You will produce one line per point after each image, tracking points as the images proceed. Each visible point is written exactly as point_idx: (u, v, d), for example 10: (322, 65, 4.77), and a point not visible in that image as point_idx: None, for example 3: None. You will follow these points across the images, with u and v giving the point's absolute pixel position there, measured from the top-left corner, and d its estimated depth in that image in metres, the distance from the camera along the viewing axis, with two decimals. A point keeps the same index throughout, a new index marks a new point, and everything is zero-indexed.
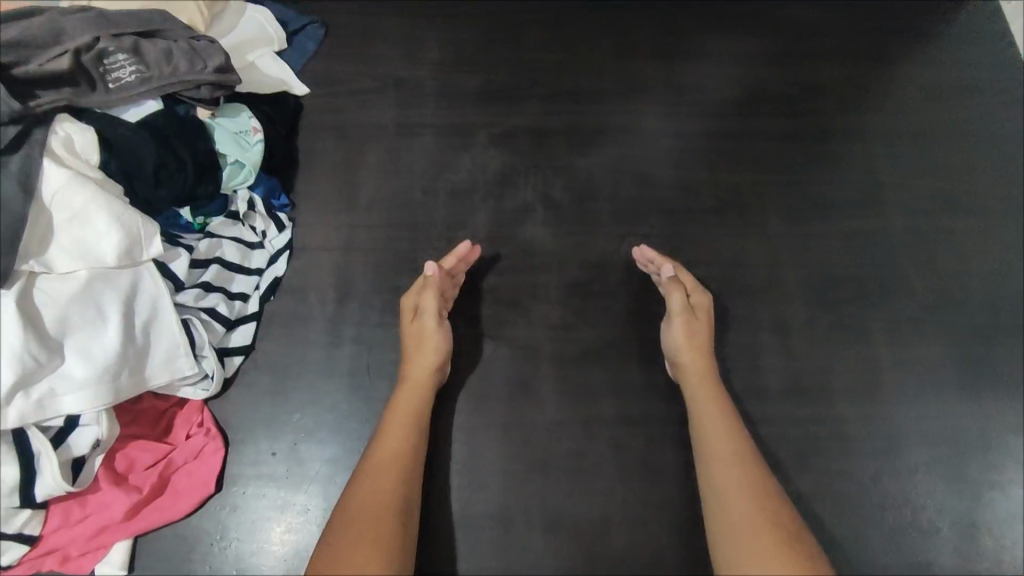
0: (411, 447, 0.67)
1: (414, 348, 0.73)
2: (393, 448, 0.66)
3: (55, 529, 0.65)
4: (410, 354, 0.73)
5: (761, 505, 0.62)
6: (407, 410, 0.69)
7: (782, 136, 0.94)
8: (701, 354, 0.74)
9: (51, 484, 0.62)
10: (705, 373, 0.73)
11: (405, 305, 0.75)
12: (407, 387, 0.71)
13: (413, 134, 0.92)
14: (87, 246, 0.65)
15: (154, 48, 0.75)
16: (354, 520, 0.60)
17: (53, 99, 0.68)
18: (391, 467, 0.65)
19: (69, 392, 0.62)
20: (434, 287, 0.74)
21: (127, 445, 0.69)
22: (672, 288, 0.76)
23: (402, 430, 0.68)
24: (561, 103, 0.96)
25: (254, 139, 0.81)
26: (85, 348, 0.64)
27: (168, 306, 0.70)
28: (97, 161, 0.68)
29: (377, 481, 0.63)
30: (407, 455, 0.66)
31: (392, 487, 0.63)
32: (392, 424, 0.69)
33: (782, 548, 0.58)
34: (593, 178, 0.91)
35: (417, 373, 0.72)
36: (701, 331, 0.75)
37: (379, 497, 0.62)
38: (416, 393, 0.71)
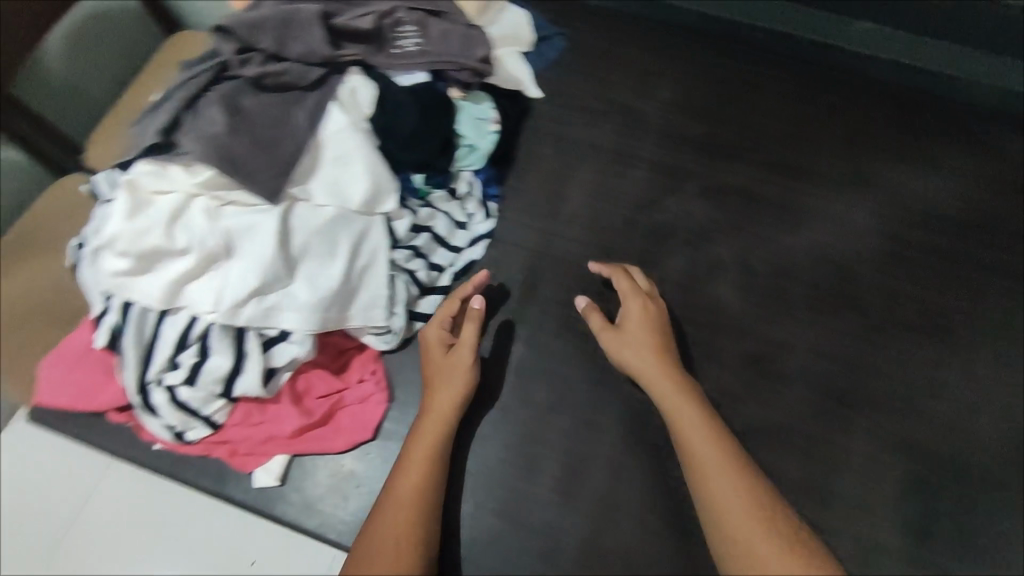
0: (439, 442, 0.69)
1: (437, 380, 0.73)
2: (428, 442, 0.69)
3: (234, 424, 0.72)
4: (435, 384, 0.72)
5: (778, 514, 0.58)
6: (434, 424, 0.70)
7: (1012, 273, 0.87)
8: (653, 352, 0.72)
9: (248, 384, 0.68)
10: (665, 370, 0.70)
11: (592, 317, 0.77)
12: (431, 412, 0.71)
13: (628, 163, 0.94)
14: (342, 186, 0.71)
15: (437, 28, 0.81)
16: (393, 516, 0.64)
17: (353, 52, 0.75)
18: (422, 460, 0.68)
19: (290, 309, 0.68)
20: (630, 285, 0.78)
21: (310, 371, 0.74)
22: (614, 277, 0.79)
23: (432, 421, 0.70)
24: (779, 174, 0.94)
25: (491, 129, 0.86)
26: (313, 274, 0.69)
27: (383, 258, 0.74)
28: (368, 114, 0.75)
29: (412, 476, 0.66)
30: (437, 452, 0.69)
31: (422, 500, 0.65)
32: (416, 436, 0.70)
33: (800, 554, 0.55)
34: (794, 256, 0.89)
35: (441, 404, 0.71)
36: (637, 341, 0.73)
37: (415, 495, 0.65)
38: (443, 420, 0.70)
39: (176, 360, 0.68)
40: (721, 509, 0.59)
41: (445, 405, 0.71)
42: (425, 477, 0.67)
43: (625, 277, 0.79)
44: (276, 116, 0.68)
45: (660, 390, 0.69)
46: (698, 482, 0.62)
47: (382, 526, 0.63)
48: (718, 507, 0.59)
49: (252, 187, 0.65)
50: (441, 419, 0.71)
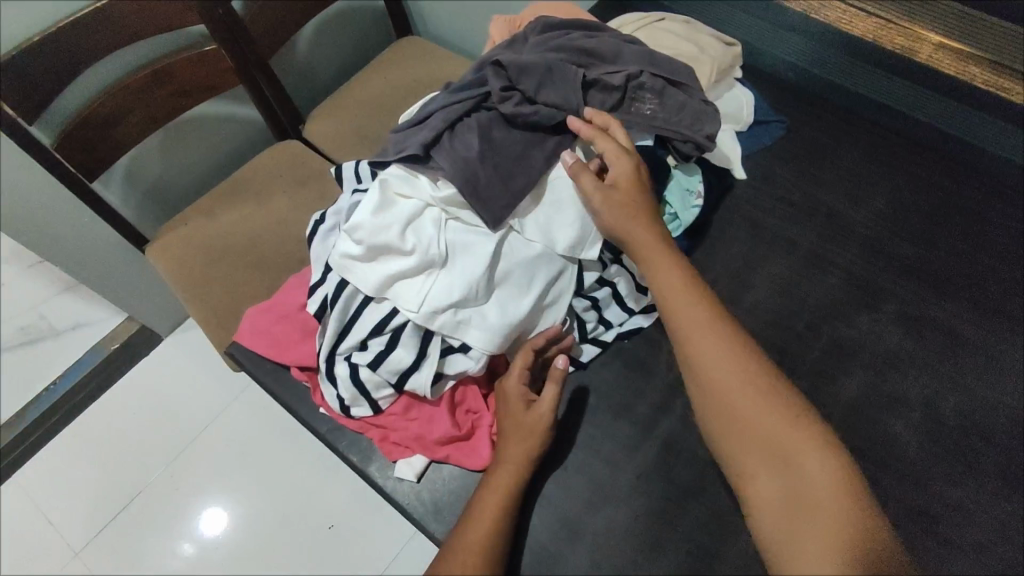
0: (513, 487, 0.72)
1: (514, 432, 0.74)
2: (503, 480, 0.72)
3: (392, 413, 0.77)
4: (510, 438, 0.74)
5: (835, 492, 0.56)
6: (505, 472, 0.72)
7: None
8: (687, 282, 0.68)
9: (420, 382, 0.74)
10: (687, 287, 0.68)
11: (581, 178, 0.72)
12: (505, 464, 0.73)
13: (822, 267, 0.91)
14: (553, 228, 0.75)
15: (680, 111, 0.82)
16: (463, 550, 0.67)
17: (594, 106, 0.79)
18: (497, 502, 0.70)
19: (476, 326, 0.72)
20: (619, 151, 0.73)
21: (469, 385, 0.79)
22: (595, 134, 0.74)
23: (511, 461, 0.73)
24: (992, 320, 0.86)
25: (693, 203, 0.88)
26: (505, 301, 0.73)
27: (565, 303, 0.77)
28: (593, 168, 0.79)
29: (486, 517, 0.69)
30: (506, 490, 0.71)
31: (489, 550, 0.68)
32: (491, 482, 0.72)
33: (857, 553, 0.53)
34: (994, 415, 0.80)
35: (515, 458, 0.73)
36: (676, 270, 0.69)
37: (487, 534, 0.68)
38: (513, 473, 0.72)
39: (367, 342, 0.74)
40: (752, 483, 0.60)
41: (516, 449, 0.73)
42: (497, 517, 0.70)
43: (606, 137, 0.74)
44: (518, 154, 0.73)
45: (705, 345, 0.64)
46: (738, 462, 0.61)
47: (452, 553, 0.67)
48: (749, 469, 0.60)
49: (480, 211, 0.70)
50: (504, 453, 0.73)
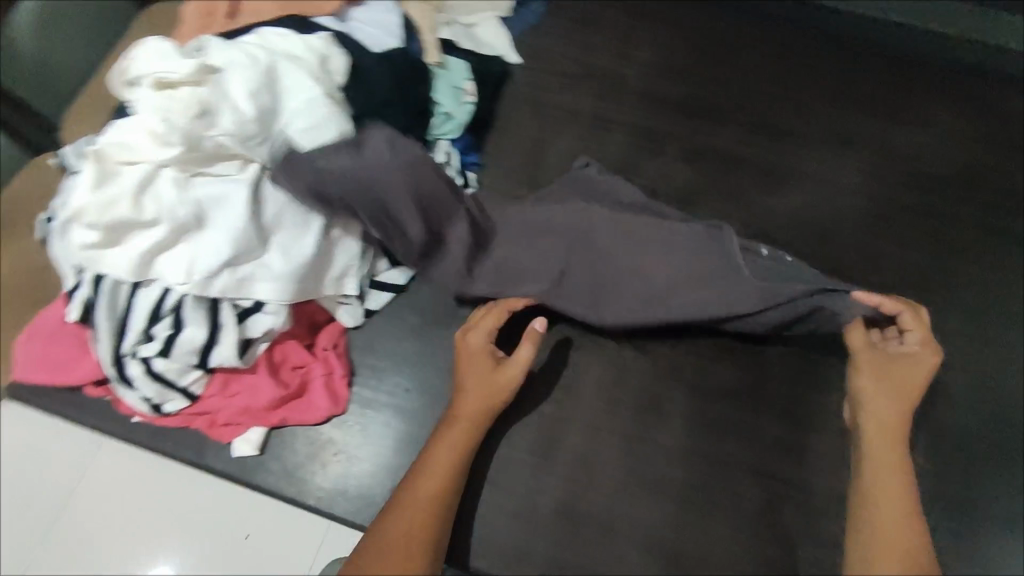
0: (464, 456, 0.69)
1: (478, 385, 0.71)
2: (450, 447, 0.68)
3: (211, 395, 0.73)
4: (465, 389, 0.71)
5: (905, 513, 0.62)
6: (471, 423, 0.70)
7: (992, 230, 0.87)
8: (895, 416, 0.67)
9: (225, 355, 0.69)
10: (892, 430, 0.67)
11: (852, 334, 0.72)
12: (468, 416, 0.70)
13: (607, 128, 0.93)
14: None
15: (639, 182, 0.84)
16: (411, 501, 0.64)
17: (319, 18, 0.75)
18: (452, 457, 0.68)
19: (263, 280, 0.68)
20: (865, 341, 0.71)
21: (286, 341, 0.75)
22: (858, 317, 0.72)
23: (463, 426, 0.69)
24: (762, 136, 0.93)
25: (466, 99, 0.85)
26: (286, 245, 0.69)
27: (356, 231, 0.74)
28: (341, 83, 0.72)
29: (438, 469, 0.67)
30: (459, 459, 0.68)
31: (439, 498, 0.65)
32: (451, 430, 0.69)
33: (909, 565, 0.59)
34: (774, 219, 0.89)
35: (476, 409, 0.70)
36: (880, 403, 0.68)
37: (440, 484, 0.66)
38: (473, 423, 0.70)
39: (150, 331, 0.67)
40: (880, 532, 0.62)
41: (467, 407, 0.70)
42: (443, 484, 0.66)
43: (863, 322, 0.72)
44: (254, 83, 0.65)
45: (879, 478, 0.65)
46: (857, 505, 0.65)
47: (398, 508, 0.64)
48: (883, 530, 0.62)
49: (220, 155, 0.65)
50: (468, 422, 0.70)
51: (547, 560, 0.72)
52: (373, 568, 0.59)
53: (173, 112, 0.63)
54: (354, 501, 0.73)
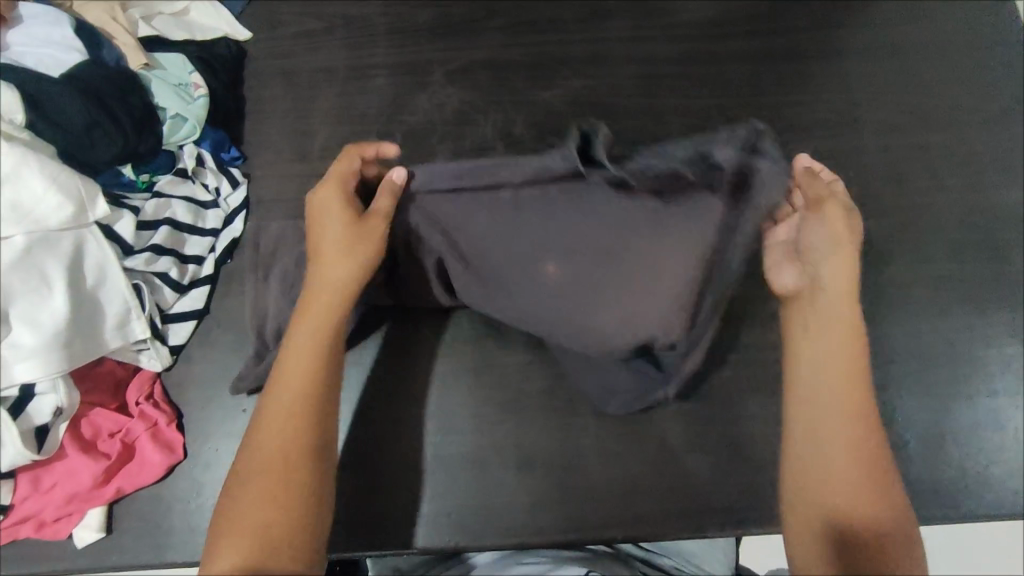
0: (322, 361, 0.64)
1: (324, 250, 0.67)
2: (298, 371, 0.63)
3: (25, 497, 0.66)
4: (322, 264, 0.67)
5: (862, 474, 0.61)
6: (319, 305, 0.66)
7: (752, 56, 0.90)
8: (844, 303, 0.67)
9: (14, 453, 0.62)
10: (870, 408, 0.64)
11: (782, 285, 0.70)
12: (317, 294, 0.66)
13: (365, 75, 0.88)
14: (25, 209, 0.62)
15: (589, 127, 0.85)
16: (277, 421, 0.61)
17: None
18: (307, 359, 0.64)
19: (19, 361, 0.61)
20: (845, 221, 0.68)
21: (91, 412, 0.68)
22: (804, 193, 0.68)
23: (320, 319, 0.65)
24: (520, 35, 0.91)
25: (196, 94, 0.78)
26: (31, 316, 0.62)
27: (117, 270, 0.67)
28: (23, 120, 0.64)
29: (301, 368, 0.63)
30: (315, 364, 0.64)
31: (306, 410, 0.62)
32: (303, 320, 0.66)
33: (868, 478, 0.61)
34: (557, 112, 0.87)
35: (320, 291, 0.66)
36: (831, 290, 0.67)
37: (302, 380, 0.63)
38: (328, 306, 0.66)
39: None
40: (805, 479, 0.62)
41: (329, 302, 0.66)
42: (295, 410, 0.62)
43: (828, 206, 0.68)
44: None
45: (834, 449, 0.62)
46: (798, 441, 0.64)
47: (264, 433, 0.61)
48: (852, 449, 0.62)
49: None
50: (321, 308, 0.66)
51: (436, 518, 0.70)
52: (228, 543, 0.56)
53: None
54: None
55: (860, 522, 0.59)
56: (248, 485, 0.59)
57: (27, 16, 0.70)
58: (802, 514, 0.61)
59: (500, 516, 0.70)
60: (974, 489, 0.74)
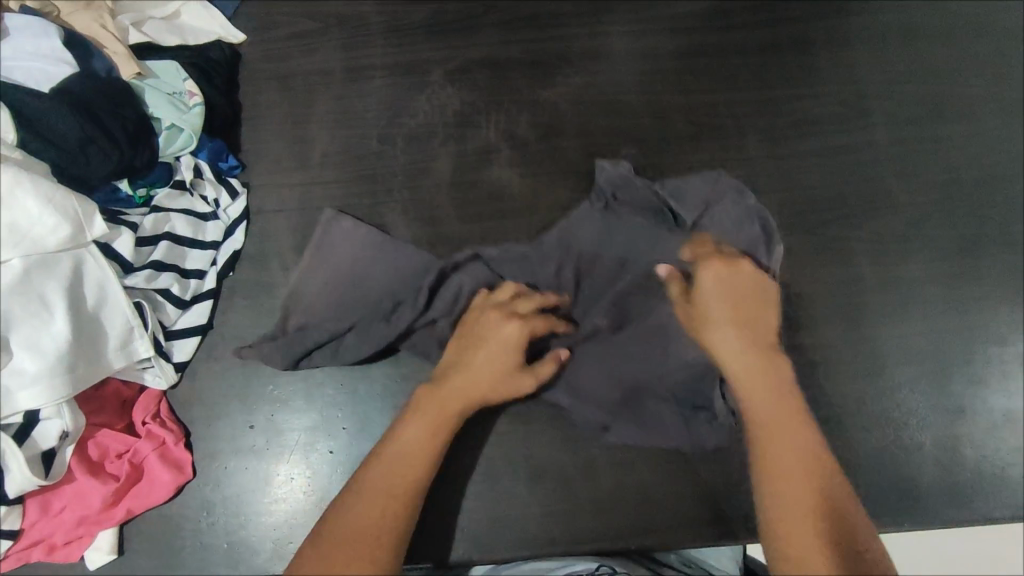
0: (434, 454, 0.62)
1: (478, 347, 0.67)
2: (416, 449, 0.62)
3: (35, 522, 0.65)
4: (476, 353, 0.67)
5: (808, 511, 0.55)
6: (464, 394, 0.65)
7: (758, 48, 0.87)
8: (733, 330, 0.67)
9: (22, 478, 0.61)
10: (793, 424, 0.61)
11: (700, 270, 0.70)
12: (467, 384, 0.65)
13: (363, 77, 0.85)
14: (22, 232, 0.60)
15: (689, 181, 0.80)
16: (377, 490, 0.59)
17: None
18: (427, 441, 0.62)
19: (22, 388, 0.60)
20: (716, 275, 0.69)
21: (97, 434, 0.67)
22: (673, 275, 0.72)
23: (436, 412, 0.63)
24: (520, 30, 0.88)
25: (192, 102, 0.76)
26: (32, 341, 0.61)
27: (118, 289, 0.66)
28: (15, 140, 0.62)
29: (416, 446, 0.62)
30: (433, 455, 0.62)
31: (402, 490, 0.59)
32: (433, 401, 0.64)
33: (814, 499, 0.56)
34: (561, 111, 0.85)
35: (477, 376, 0.65)
36: (716, 326, 0.67)
37: (419, 460, 0.61)
38: (468, 395, 0.65)
39: None
40: (792, 497, 0.56)
41: (473, 392, 0.65)
42: (397, 488, 0.59)
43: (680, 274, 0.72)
44: None
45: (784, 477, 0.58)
46: (763, 457, 0.60)
47: (360, 497, 0.58)
48: (790, 448, 0.59)
49: None
50: (456, 399, 0.65)
51: (450, 532, 0.70)
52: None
53: None
54: (238, 557, 0.69)
55: (813, 534, 0.54)
56: (332, 546, 0.55)
57: (13, 27, 0.67)
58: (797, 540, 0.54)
59: (514, 527, 0.70)
60: (988, 489, 0.73)
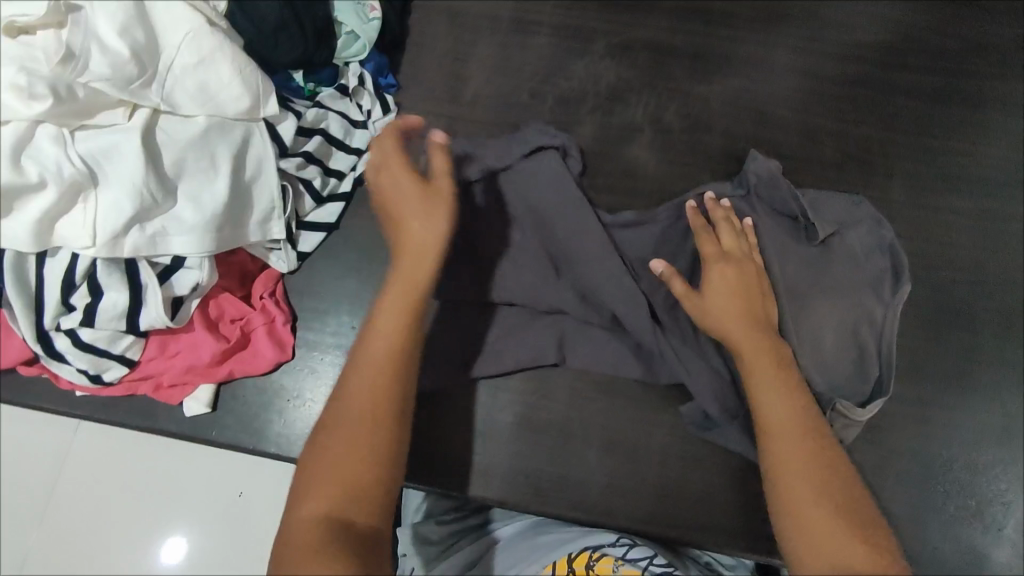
0: (392, 370, 0.56)
1: (404, 220, 0.60)
2: (365, 377, 0.56)
3: (151, 359, 0.70)
4: (405, 225, 0.60)
5: (816, 493, 0.55)
6: (398, 300, 0.58)
7: (925, 93, 0.85)
8: (735, 308, 0.67)
9: (154, 316, 0.67)
10: (795, 407, 0.61)
11: (704, 243, 0.72)
12: (393, 290, 0.58)
13: (528, 31, 0.88)
14: (211, 94, 0.65)
15: (830, 201, 0.78)
16: (344, 418, 0.54)
17: None
18: (375, 364, 0.56)
19: (178, 233, 0.64)
20: (718, 255, 0.71)
21: (220, 295, 0.72)
22: (699, 239, 0.73)
23: (400, 296, 0.58)
24: (689, 21, 0.88)
25: (372, 16, 0.79)
26: (196, 193, 0.65)
27: (273, 170, 0.70)
28: (223, 11, 0.68)
29: (366, 378, 0.56)
30: (390, 389, 0.56)
31: (374, 420, 0.54)
32: (385, 318, 0.58)
33: (831, 482, 0.56)
34: (711, 108, 0.85)
35: (410, 274, 0.58)
36: (717, 310, 0.67)
37: (376, 377, 0.56)
38: (408, 288, 0.58)
39: (68, 302, 0.64)
40: (796, 469, 0.57)
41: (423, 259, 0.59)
42: (369, 420, 0.54)
43: (712, 241, 0.72)
44: (123, 18, 0.60)
45: (797, 462, 0.57)
46: (766, 432, 0.61)
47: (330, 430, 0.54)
48: (770, 419, 0.61)
49: (97, 83, 0.59)
50: (400, 301, 0.58)
51: (516, 476, 0.72)
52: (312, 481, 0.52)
53: (36, 61, 0.58)
54: None
55: (819, 508, 0.54)
56: (319, 478, 0.52)
57: None
58: (801, 515, 0.55)
59: (577, 490, 0.71)
60: None
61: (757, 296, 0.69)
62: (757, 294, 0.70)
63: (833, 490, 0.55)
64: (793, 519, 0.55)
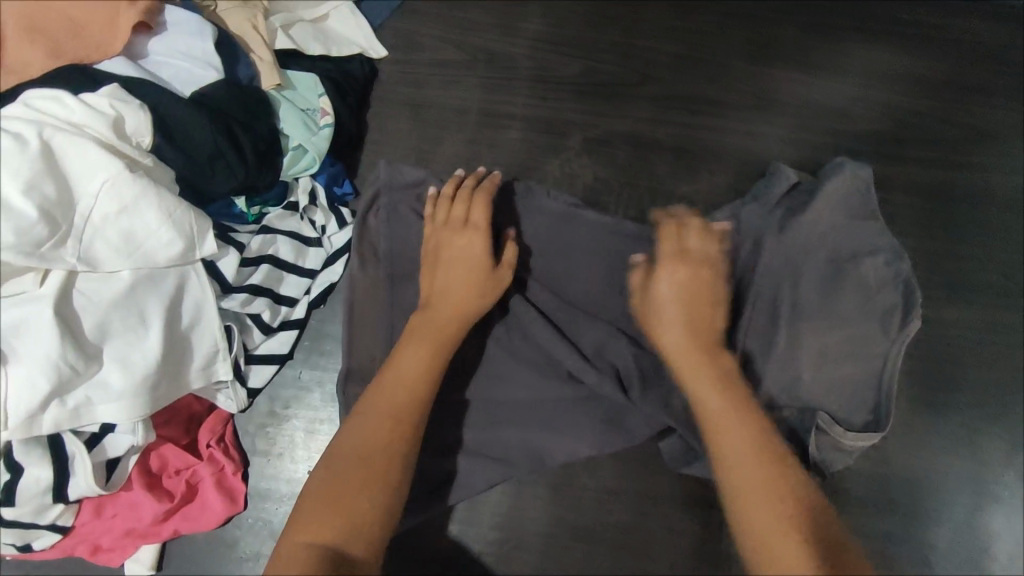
0: (411, 399, 0.59)
1: (437, 255, 0.67)
2: (383, 397, 0.59)
3: (86, 522, 0.64)
4: (430, 261, 0.67)
5: (766, 507, 0.52)
6: (444, 317, 0.63)
7: (929, 188, 0.79)
8: (685, 329, 0.61)
9: (85, 485, 0.60)
10: (729, 410, 0.57)
11: (664, 241, 0.66)
12: (423, 323, 0.63)
13: (498, 125, 0.81)
14: (137, 244, 0.58)
15: (848, 286, 0.70)
16: (357, 440, 0.56)
17: (132, 71, 0.62)
18: (396, 384, 0.59)
19: (105, 400, 0.58)
20: (681, 262, 0.64)
21: (161, 447, 0.66)
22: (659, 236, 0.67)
23: (430, 334, 0.62)
24: (672, 111, 0.81)
25: (322, 122, 0.72)
26: (124, 354, 0.59)
27: (213, 313, 0.64)
28: (149, 144, 0.60)
29: (377, 410, 0.58)
30: (410, 403, 0.59)
31: (386, 440, 0.56)
32: (414, 337, 0.62)
33: (773, 493, 0.52)
34: (696, 209, 0.79)
35: (446, 292, 0.65)
36: (673, 318, 0.62)
37: (396, 389, 0.59)
38: (443, 322, 0.63)
39: None
40: (740, 473, 0.54)
41: (461, 308, 0.64)
42: (382, 441, 0.56)
43: (674, 240, 0.66)
44: (28, 175, 0.53)
45: (749, 482, 0.53)
46: (709, 431, 0.57)
47: (337, 443, 0.57)
48: (718, 444, 0.56)
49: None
50: (438, 325, 0.63)
51: None
52: (311, 508, 0.53)
53: None
54: None
55: (769, 509, 0.52)
56: (317, 494, 0.54)
57: (171, 22, 0.66)
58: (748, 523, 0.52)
59: None
60: None
61: (716, 296, 0.64)
62: (716, 305, 0.63)
63: (774, 500, 0.52)
64: (749, 541, 0.52)
